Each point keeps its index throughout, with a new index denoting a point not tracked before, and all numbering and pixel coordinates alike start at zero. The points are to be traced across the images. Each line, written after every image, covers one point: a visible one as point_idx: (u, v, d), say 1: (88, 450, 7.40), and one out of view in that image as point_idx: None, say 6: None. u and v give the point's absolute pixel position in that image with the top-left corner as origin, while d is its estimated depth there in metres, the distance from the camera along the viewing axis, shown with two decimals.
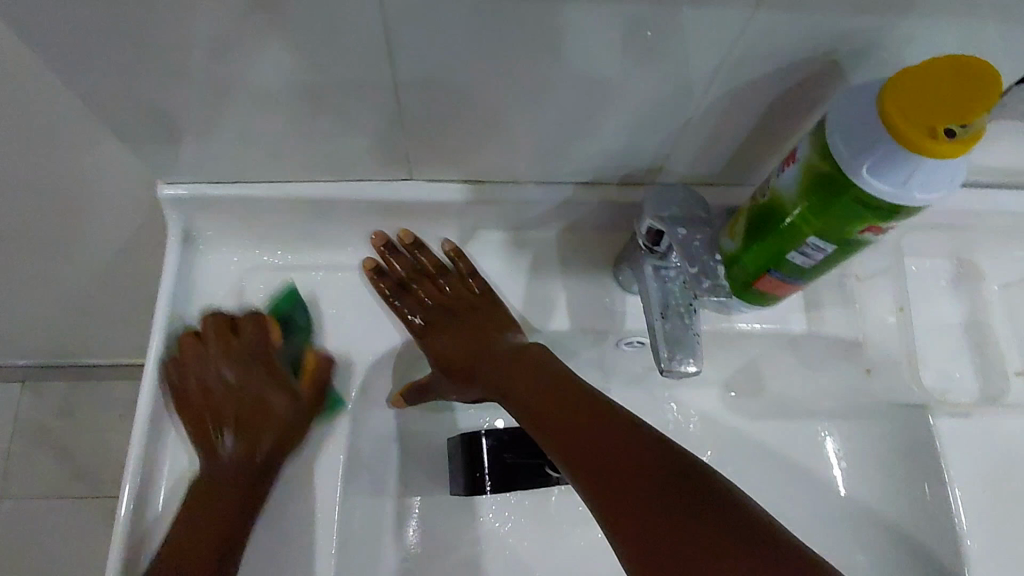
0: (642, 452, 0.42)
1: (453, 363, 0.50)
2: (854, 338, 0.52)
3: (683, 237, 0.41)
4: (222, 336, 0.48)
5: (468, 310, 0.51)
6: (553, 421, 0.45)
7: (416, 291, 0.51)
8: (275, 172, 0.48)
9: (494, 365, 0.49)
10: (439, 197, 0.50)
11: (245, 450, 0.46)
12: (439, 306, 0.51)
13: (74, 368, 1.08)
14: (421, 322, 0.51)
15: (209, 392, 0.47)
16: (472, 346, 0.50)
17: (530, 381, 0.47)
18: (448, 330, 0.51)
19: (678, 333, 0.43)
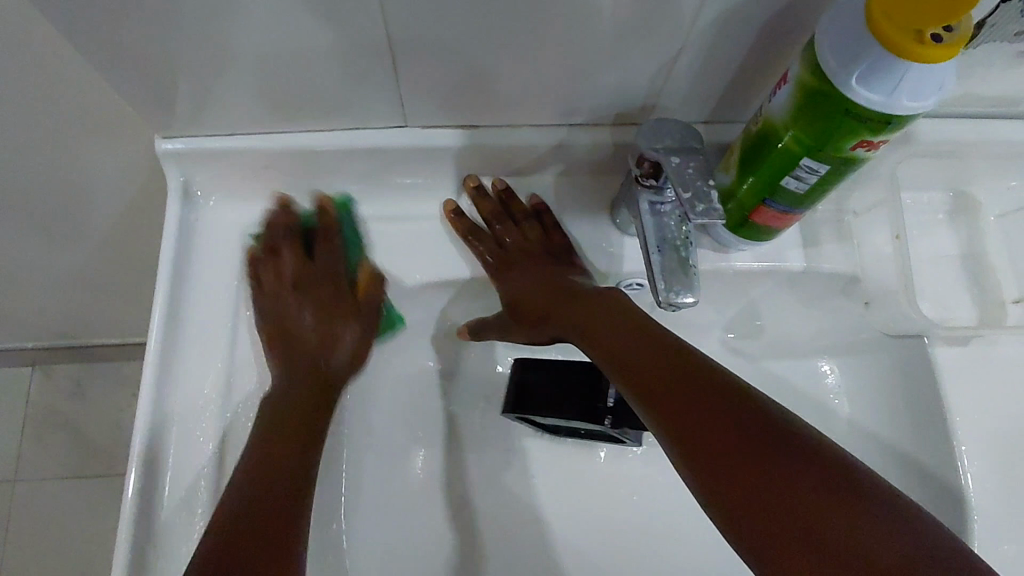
0: (726, 401, 0.39)
1: (530, 304, 0.50)
2: (852, 272, 0.52)
3: (677, 164, 0.41)
4: (274, 259, 0.50)
5: (531, 254, 0.52)
6: (631, 364, 0.42)
7: (496, 232, 0.52)
8: (270, 125, 0.48)
9: (569, 304, 0.48)
10: (435, 144, 0.50)
11: (319, 347, 0.50)
12: (508, 251, 0.52)
13: (85, 348, 1.09)
14: (496, 263, 0.52)
15: (278, 293, 0.50)
16: (548, 284, 0.50)
17: (607, 317, 0.45)
18: (519, 270, 0.52)
19: (674, 264, 0.44)
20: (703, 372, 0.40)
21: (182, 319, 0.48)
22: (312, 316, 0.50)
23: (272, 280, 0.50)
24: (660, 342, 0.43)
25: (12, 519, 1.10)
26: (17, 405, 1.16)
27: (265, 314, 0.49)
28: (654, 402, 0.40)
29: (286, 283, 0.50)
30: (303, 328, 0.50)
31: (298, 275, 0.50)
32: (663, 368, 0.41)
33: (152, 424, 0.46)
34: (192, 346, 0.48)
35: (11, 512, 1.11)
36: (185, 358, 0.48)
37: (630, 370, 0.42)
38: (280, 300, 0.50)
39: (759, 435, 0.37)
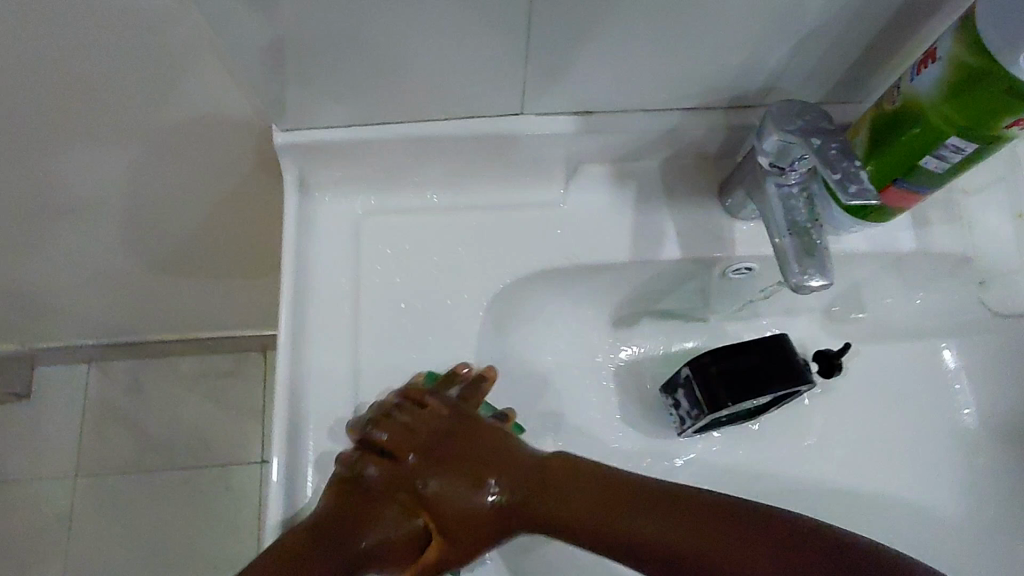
0: (761, 541, 0.35)
1: (463, 519, 0.39)
2: (965, 254, 0.52)
3: (818, 145, 0.40)
4: (406, 422, 0.41)
5: (462, 443, 0.40)
6: (648, 544, 0.37)
7: (433, 404, 0.42)
8: (384, 114, 0.48)
9: (551, 492, 0.39)
10: (549, 130, 0.49)
11: (387, 480, 0.39)
12: (430, 437, 0.40)
13: (143, 342, 1.10)
14: (422, 519, 0.39)
15: (378, 448, 0.40)
16: (496, 475, 0.39)
17: (570, 496, 0.39)
18: (444, 475, 0.39)
19: (807, 247, 0.44)
20: (742, 533, 0.35)
21: (308, 318, 0.49)
22: (395, 447, 0.40)
23: (384, 426, 0.41)
24: (683, 508, 0.37)
25: (76, 510, 1.12)
26: (76, 400, 1.17)
27: (363, 446, 0.41)
28: (637, 557, 0.37)
29: (411, 430, 0.41)
30: (390, 446, 0.40)
31: (419, 430, 0.41)
32: (633, 508, 0.38)
33: (290, 414, 0.47)
34: (319, 334, 0.49)
35: (75, 504, 1.12)
36: (315, 352, 0.48)
37: (596, 533, 0.38)
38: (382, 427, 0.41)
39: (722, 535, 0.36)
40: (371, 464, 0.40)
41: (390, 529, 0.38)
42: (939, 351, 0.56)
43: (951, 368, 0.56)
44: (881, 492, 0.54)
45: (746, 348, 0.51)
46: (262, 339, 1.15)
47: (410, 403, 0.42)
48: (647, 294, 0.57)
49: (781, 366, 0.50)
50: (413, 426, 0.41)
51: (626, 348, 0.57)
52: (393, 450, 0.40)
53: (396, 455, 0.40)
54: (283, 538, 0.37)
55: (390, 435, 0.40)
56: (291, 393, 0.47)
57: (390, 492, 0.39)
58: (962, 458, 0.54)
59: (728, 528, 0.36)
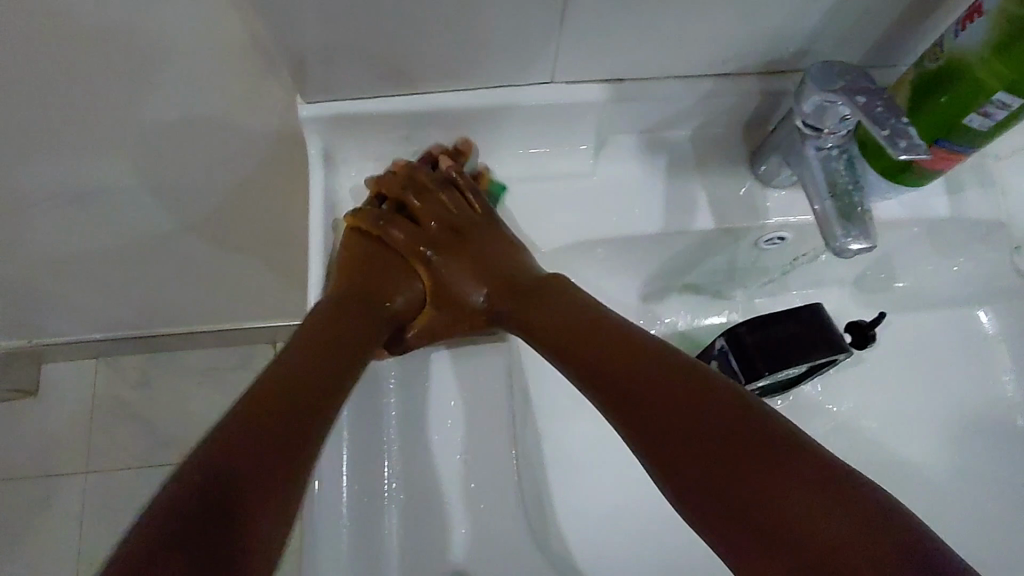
0: (762, 445, 0.34)
1: (461, 305, 0.48)
2: (1000, 219, 0.52)
3: (863, 103, 0.39)
4: (426, 175, 0.48)
5: (478, 228, 0.49)
6: (598, 368, 0.40)
7: (455, 196, 0.49)
8: (412, 86, 0.47)
9: (540, 304, 0.45)
10: (580, 98, 0.48)
11: (403, 238, 0.48)
12: (444, 228, 0.49)
13: (151, 337, 1.09)
14: (429, 251, 0.48)
15: (400, 240, 0.48)
16: (494, 279, 0.47)
17: (565, 308, 0.45)
18: (451, 253, 0.49)
19: (849, 210, 0.43)
20: (705, 399, 0.36)
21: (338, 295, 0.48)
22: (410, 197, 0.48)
23: (402, 183, 0.48)
24: (675, 366, 0.39)
25: (86, 508, 1.11)
26: (83, 397, 1.16)
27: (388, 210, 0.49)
28: (636, 429, 0.38)
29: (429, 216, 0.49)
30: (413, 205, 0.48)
31: (431, 200, 0.48)
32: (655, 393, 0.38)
33: None
34: None
35: (86, 501, 1.11)
36: None
37: (621, 400, 0.39)
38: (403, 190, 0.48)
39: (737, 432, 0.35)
40: (394, 216, 0.48)
41: (407, 282, 0.48)
42: (974, 317, 0.56)
43: (989, 332, 0.56)
44: (919, 460, 0.53)
45: (783, 319, 0.50)
46: (272, 331, 1.13)
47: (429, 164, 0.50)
48: (677, 267, 0.56)
49: (817, 332, 0.49)
50: (433, 198, 0.49)
51: (660, 322, 0.56)
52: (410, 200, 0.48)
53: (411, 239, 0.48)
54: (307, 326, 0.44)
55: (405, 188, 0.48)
56: None
57: (402, 277, 0.48)
58: (997, 425, 0.54)
59: (735, 423, 0.35)
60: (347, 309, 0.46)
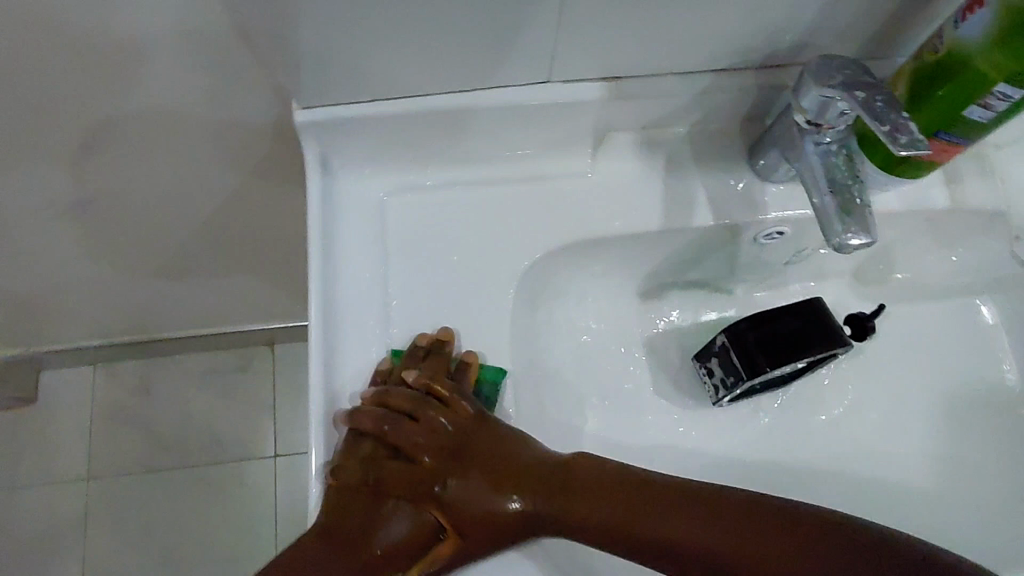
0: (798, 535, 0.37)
1: (473, 527, 0.41)
2: (998, 208, 0.52)
3: (863, 97, 0.39)
4: (407, 394, 0.44)
5: (478, 438, 0.43)
6: (647, 539, 0.39)
7: (444, 415, 0.43)
8: (408, 88, 0.46)
9: (561, 493, 0.41)
10: (578, 97, 0.48)
11: (397, 469, 0.42)
12: (448, 463, 0.42)
13: (150, 341, 1.09)
14: (423, 456, 0.42)
15: (384, 480, 0.41)
16: (508, 477, 0.42)
17: (586, 495, 0.41)
18: (457, 475, 0.41)
19: (850, 206, 0.43)
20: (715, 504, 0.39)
21: (338, 301, 0.48)
22: (402, 442, 0.42)
23: (384, 415, 0.43)
24: (679, 493, 0.40)
25: (89, 513, 1.10)
26: (83, 403, 1.15)
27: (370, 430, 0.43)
28: (665, 556, 0.39)
29: (418, 443, 0.42)
30: (399, 452, 0.42)
31: (424, 442, 0.42)
32: (664, 513, 0.39)
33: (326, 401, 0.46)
34: (350, 318, 0.48)
35: (88, 506, 1.11)
36: (345, 336, 0.47)
37: (626, 534, 0.39)
38: (387, 429, 0.42)
39: (762, 519, 0.38)
40: (379, 469, 0.42)
41: (399, 516, 0.41)
42: (976, 307, 0.56)
43: (990, 322, 0.56)
44: (921, 449, 0.53)
45: (782, 315, 0.50)
46: (271, 333, 1.13)
47: (414, 396, 0.44)
48: (677, 263, 0.56)
49: (818, 328, 0.50)
50: (425, 416, 0.43)
51: (664, 317, 0.56)
52: (399, 449, 0.43)
53: (397, 475, 0.41)
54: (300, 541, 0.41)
55: (384, 430, 0.43)
56: (325, 382, 0.46)
57: (395, 505, 0.41)
58: (998, 413, 0.54)
59: (759, 513, 0.38)
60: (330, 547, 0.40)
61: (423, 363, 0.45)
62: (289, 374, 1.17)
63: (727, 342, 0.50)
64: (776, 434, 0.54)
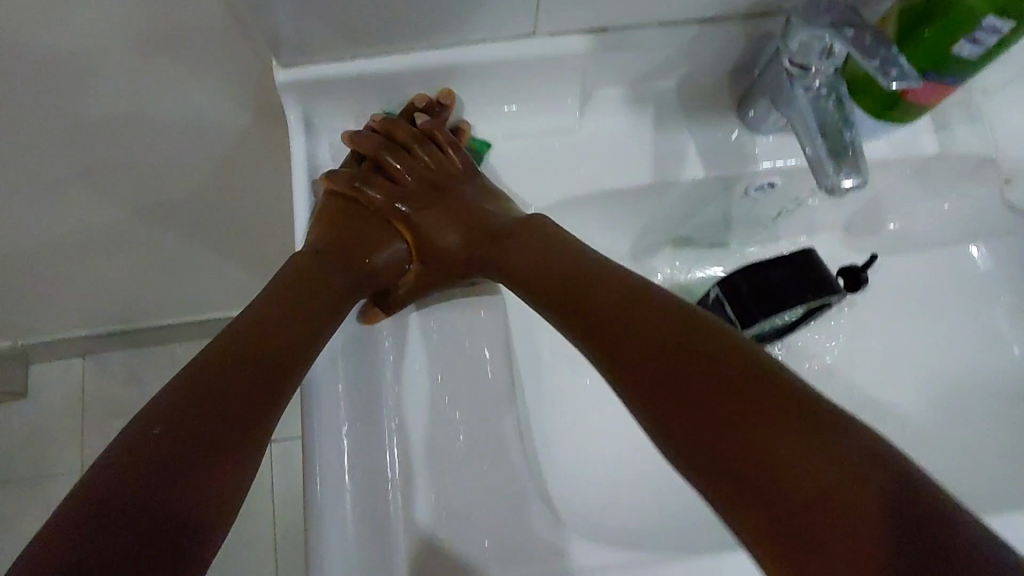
0: (774, 409, 0.33)
1: (444, 253, 0.48)
2: (989, 153, 0.52)
3: (852, 36, 0.38)
4: (401, 129, 0.49)
5: (458, 185, 0.50)
6: (631, 346, 0.39)
7: (421, 166, 0.49)
8: (389, 45, 0.45)
9: (509, 250, 0.46)
10: (564, 50, 0.47)
11: (383, 195, 0.49)
12: (418, 181, 0.50)
13: (139, 330, 1.07)
14: (403, 206, 0.49)
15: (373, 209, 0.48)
16: (471, 228, 0.48)
17: (534, 246, 0.46)
18: (427, 207, 0.50)
19: (841, 149, 0.43)
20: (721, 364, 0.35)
21: None
22: (379, 150, 0.48)
23: (378, 153, 0.48)
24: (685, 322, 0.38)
25: None
26: (74, 395, 1.14)
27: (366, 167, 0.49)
28: (636, 382, 0.38)
29: (403, 176, 0.50)
30: (376, 153, 0.48)
31: (409, 163, 0.49)
32: (671, 346, 0.37)
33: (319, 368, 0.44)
34: None
35: None
36: None
37: (612, 341, 0.40)
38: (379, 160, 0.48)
39: (745, 391, 0.34)
40: (368, 183, 0.49)
41: (375, 195, 0.49)
42: (966, 253, 0.57)
43: (980, 267, 0.57)
44: (915, 397, 0.54)
45: (773, 266, 0.50)
46: None
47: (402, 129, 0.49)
48: (669, 220, 0.55)
49: (809, 276, 0.50)
50: (412, 164, 0.49)
51: (661, 271, 0.57)
52: (380, 158, 0.48)
53: (380, 188, 0.49)
54: (279, 278, 0.45)
55: (381, 156, 0.48)
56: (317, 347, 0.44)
57: (372, 200, 0.48)
58: (991, 357, 0.54)
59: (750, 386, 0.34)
60: (318, 270, 0.45)
61: (414, 107, 0.49)
62: None
63: (719, 293, 0.50)
64: None
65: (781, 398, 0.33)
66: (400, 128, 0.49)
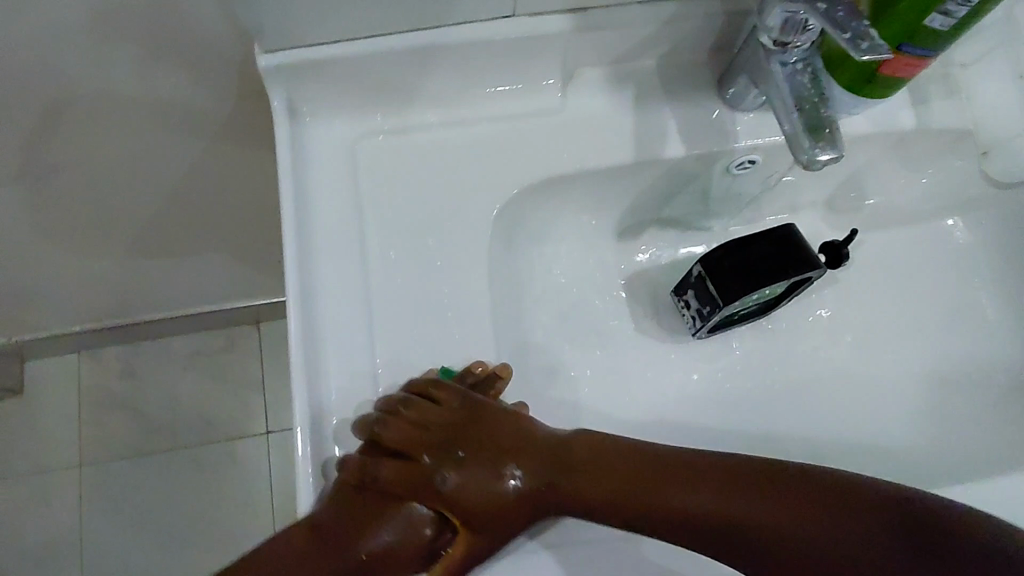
0: (813, 512, 0.37)
1: (481, 508, 0.40)
2: (965, 127, 0.53)
3: (823, 9, 0.39)
4: (429, 408, 0.42)
5: (485, 413, 0.42)
6: (666, 502, 0.39)
7: (454, 436, 0.41)
8: (369, 27, 0.46)
9: (580, 488, 0.40)
10: (543, 30, 0.47)
11: (402, 462, 0.40)
12: (442, 430, 0.41)
13: (133, 325, 1.08)
14: (428, 453, 0.40)
15: (386, 484, 0.40)
16: (525, 482, 0.41)
17: (607, 483, 0.40)
18: (465, 460, 0.40)
19: (817, 123, 0.44)
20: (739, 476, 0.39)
21: (313, 248, 0.47)
22: (400, 443, 0.41)
23: (400, 465, 0.40)
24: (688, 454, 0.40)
25: (83, 499, 1.10)
26: (70, 392, 1.14)
27: (381, 439, 0.41)
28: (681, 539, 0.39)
29: (426, 432, 0.41)
30: (402, 462, 0.40)
31: (440, 435, 0.41)
32: (695, 480, 0.39)
33: (307, 348, 0.45)
34: (327, 264, 0.47)
35: (82, 493, 1.10)
36: (322, 283, 0.47)
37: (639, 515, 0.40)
38: (400, 455, 0.41)
39: (772, 492, 0.38)
40: (381, 470, 0.40)
41: (385, 467, 0.40)
42: (947, 227, 0.58)
43: (961, 241, 0.57)
44: (896, 369, 0.54)
45: (755, 242, 0.51)
46: (255, 310, 1.12)
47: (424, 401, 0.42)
48: (653, 200, 0.56)
49: (790, 252, 0.50)
50: (438, 419, 0.41)
51: (645, 251, 0.57)
52: (406, 456, 0.41)
53: (397, 463, 0.40)
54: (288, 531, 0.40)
55: (403, 456, 0.41)
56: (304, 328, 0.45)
57: (388, 478, 0.40)
58: (971, 328, 0.55)
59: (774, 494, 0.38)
60: (329, 534, 0.39)
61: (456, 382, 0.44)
62: (277, 350, 1.17)
63: (701, 271, 0.51)
64: (757, 362, 0.55)
65: (767, 479, 0.38)
66: (414, 402, 0.42)
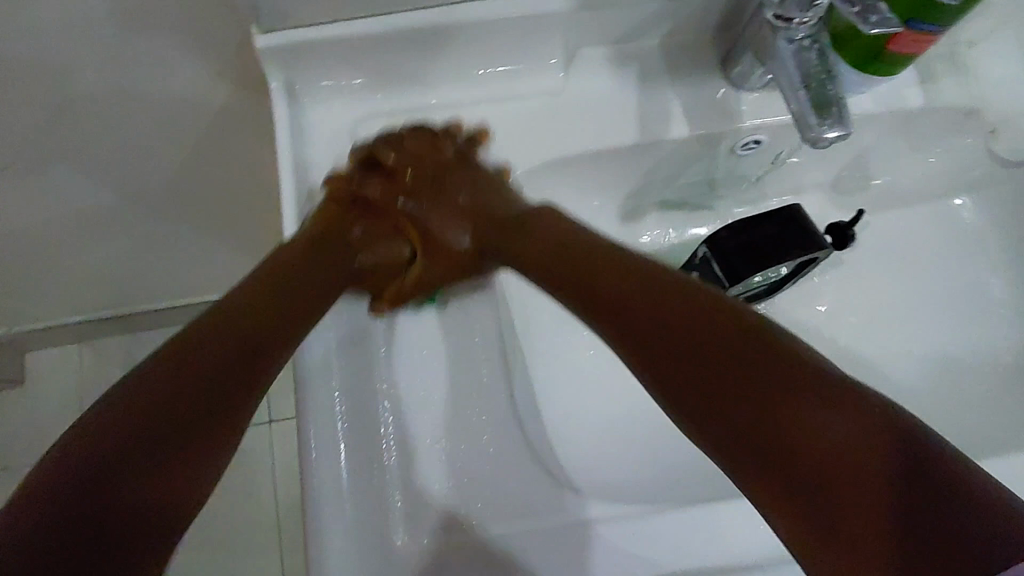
0: (801, 405, 0.30)
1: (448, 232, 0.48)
2: (972, 106, 0.52)
3: None
4: (412, 143, 0.48)
5: (461, 173, 0.48)
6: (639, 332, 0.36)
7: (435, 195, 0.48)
8: (367, 8, 0.45)
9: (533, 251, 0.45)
10: (545, 9, 0.46)
11: (384, 180, 0.48)
12: (420, 161, 0.48)
13: (133, 315, 1.07)
14: (408, 199, 0.48)
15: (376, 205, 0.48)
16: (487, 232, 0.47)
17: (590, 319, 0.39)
18: (429, 202, 0.48)
19: (824, 99, 0.43)
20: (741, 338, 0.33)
21: None
22: (388, 185, 0.48)
23: (385, 181, 0.48)
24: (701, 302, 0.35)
25: None
26: (72, 382, 1.14)
27: (371, 167, 0.47)
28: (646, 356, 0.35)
29: (404, 169, 0.47)
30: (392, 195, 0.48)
31: (420, 171, 0.48)
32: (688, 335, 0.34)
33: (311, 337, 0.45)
34: None
35: None
36: None
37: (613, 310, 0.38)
38: (388, 197, 0.48)
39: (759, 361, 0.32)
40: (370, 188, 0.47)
41: (372, 185, 0.47)
42: (952, 207, 0.57)
43: (966, 220, 0.57)
44: (900, 351, 0.54)
45: (760, 223, 0.50)
46: None
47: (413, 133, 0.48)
48: (656, 182, 0.55)
49: (795, 232, 0.50)
50: (420, 166, 0.48)
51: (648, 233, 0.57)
52: (388, 172, 0.48)
53: (381, 187, 0.47)
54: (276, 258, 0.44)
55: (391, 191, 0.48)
56: None
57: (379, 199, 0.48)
58: (976, 309, 0.55)
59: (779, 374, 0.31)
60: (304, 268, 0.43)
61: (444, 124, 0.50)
62: None
63: (706, 252, 0.50)
64: None
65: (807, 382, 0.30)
66: (408, 139, 0.48)
